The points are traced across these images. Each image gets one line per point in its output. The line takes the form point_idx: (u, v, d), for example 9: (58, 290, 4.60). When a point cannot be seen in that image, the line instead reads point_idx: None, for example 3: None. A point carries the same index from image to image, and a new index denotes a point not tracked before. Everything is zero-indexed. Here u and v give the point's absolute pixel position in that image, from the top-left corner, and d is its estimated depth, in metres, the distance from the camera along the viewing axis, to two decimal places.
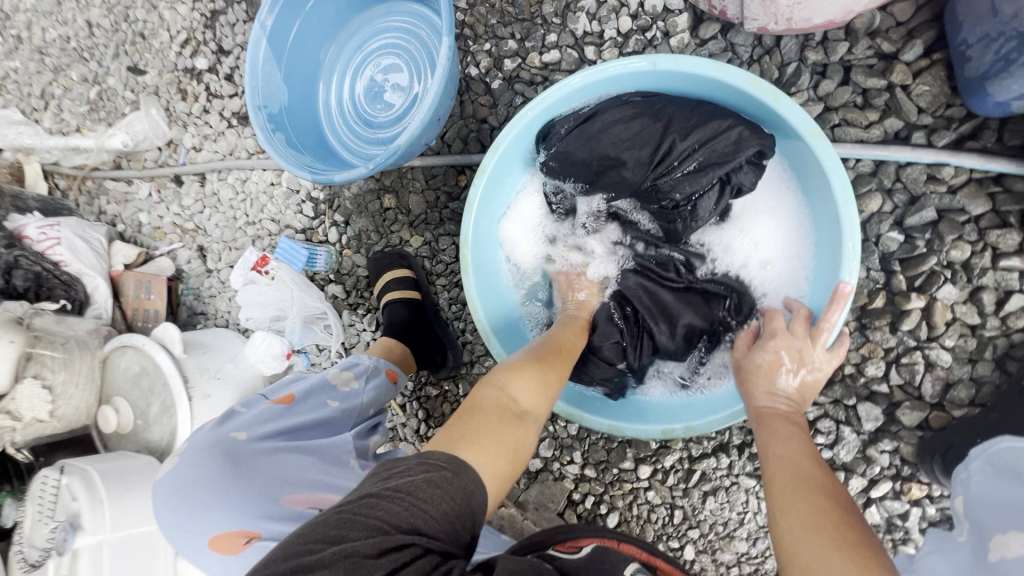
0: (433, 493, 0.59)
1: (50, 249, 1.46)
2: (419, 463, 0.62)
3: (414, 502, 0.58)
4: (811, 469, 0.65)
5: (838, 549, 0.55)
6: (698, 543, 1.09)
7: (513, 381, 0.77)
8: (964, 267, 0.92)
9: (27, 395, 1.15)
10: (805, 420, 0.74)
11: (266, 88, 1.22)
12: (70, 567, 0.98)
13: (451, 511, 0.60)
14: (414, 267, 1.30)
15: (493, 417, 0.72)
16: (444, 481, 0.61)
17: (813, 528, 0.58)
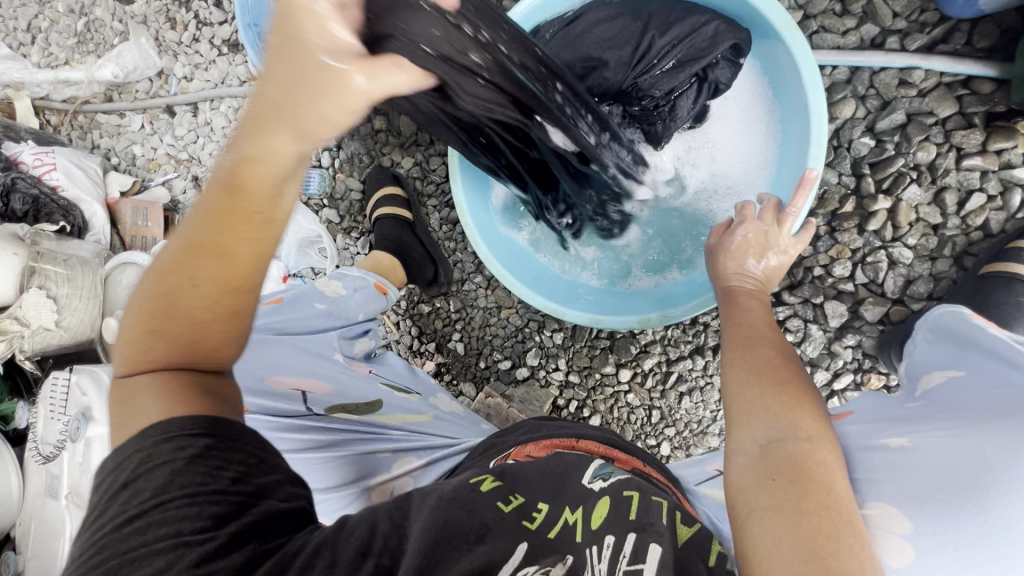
0: (213, 472, 0.47)
1: (47, 174, 1.49)
2: (167, 447, 0.47)
3: (184, 498, 0.45)
4: (766, 332, 0.69)
5: (780, 390, 0.60)
6: (674, 440, 1.16)
7: (182, 340, 0.53)
8: (930, 168, 0.96)
9: (33, 304, 1.20)
10: (769, 297, 0.79)
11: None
12: (84, 454, 1.04)
13: (240, 469, 0.48)
14: (405, 187, 1.35)
15: (195, 386, 0.52)
16: (219, 450, 0.48)
17: (758, 375, 0.62)
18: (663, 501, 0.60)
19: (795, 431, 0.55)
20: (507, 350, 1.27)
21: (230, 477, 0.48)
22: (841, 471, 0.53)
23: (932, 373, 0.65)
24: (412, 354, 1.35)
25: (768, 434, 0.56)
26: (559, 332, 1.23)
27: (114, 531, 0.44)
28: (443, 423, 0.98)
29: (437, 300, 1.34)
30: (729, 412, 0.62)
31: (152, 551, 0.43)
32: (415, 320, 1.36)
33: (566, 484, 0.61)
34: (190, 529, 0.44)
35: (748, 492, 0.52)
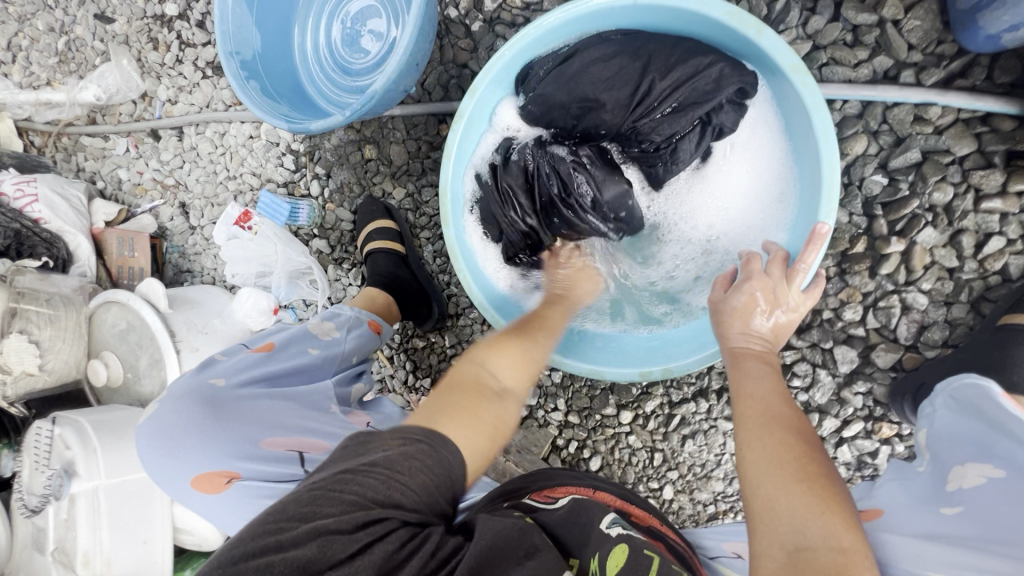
0: (411, 469, 0.55)
1: (28, 206, 1.44)
2: (396, 438, 0.58)
3: (389, 474, 0.54)
4: (783, 408, 0.67)
5: (806, 489, 0.57)
6: (677, 483, 1.13)
7: (492, 358, 0.77)
8: (946, 209, 0.91)
9: (15, 349, 1.16)
10: (776, 359, 0.76)
11: (237, 34, 1.17)
12: (69, 510, 1.01)
13: (428, 478, 0.56)
14: (397, 220, 1.30)
15: (471, 390, 0.70)
16: (422, 456, 0.57)
17: (780, 464, 0.60)
18: (681, 568, 0.66)
19: (827, 538, 0.53)
20: None
21: (421, 480, 0.56)
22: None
23: (965, 468, 0.67)
24: (407, 390, 1.32)
25: (795, 539, 0.54)
26: (557, 370, 1.19)
27: (331, 474, 0.54)
28: None
29: (431, 335, 1.30)
30: (751, 505, 0.61)
31: (340, 500, 0.52)
32: (409, 355, 1.32)
33: (589, 532, 0.68)
34: (375, 497, 0.53)
35: None
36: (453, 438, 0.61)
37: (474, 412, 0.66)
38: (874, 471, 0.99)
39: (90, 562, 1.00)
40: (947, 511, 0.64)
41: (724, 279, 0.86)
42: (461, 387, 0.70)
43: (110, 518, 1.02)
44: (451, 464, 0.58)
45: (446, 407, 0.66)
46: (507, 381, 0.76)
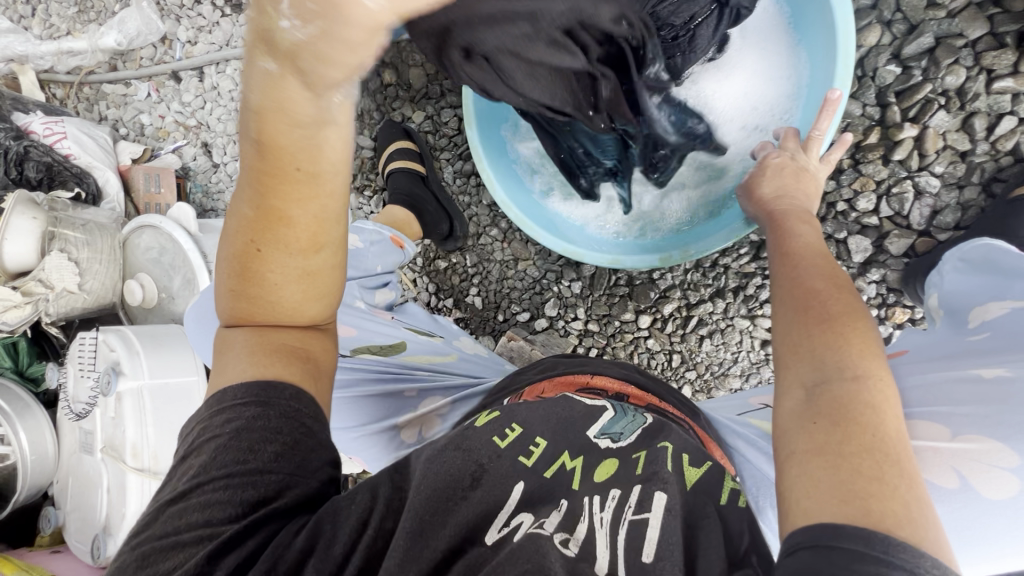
0: (254, 447, 0.51)
1: (58, 143, 1.49)
2: (219, 421, 0.53)
3: (227, 481, 0.50)
4: (813, 269, 0.67)
5: (827, 331, 0.58)
6: (695, 383, 1.17)
7: (266, 297, 0.56)
8: (958, 93, 0.93)
9: (56, 267, 1.20)
10: (817, 218, 0.77)
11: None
12: (116, 408, 1.07)
13: (279, 447, 0.52)
14: (418, 141, 1.34)
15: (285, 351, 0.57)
16: (263, 421, 0.52)
17: (805, 314, 0.62)
18: (668, 446, 0.59)
19: (842, 370, 0.55)
20: (525, 303, 1.28)
21: (269, 453, 0.52)
22: (893, 407, 0.53)
23: (987, 306, 0.71)
24: (430, 309, 1.37)
25: (814, 378, 0.56)
26: (577, 281, 1.23)
27: (163, 514, 0.49)
28: (467, 362, 1.01)
29: (453, 255, 1.34)
30: (776, 353, 0.62)
31: (179, 544, 0.47)
32: (431, 277, 1.37)
33: (574, 415, 0.64)
34: (220, 514, 0.48)
35: (788, 435, 0.53)
36: (279, 379, 0.55)
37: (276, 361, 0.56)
38: None
39: (139, 455, 1.05)
40: (975, 338, 0.69)
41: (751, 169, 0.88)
42: (246, 346, 0.57)
43: (155, 416, 1.07)
44: (296, 411, 0.54)
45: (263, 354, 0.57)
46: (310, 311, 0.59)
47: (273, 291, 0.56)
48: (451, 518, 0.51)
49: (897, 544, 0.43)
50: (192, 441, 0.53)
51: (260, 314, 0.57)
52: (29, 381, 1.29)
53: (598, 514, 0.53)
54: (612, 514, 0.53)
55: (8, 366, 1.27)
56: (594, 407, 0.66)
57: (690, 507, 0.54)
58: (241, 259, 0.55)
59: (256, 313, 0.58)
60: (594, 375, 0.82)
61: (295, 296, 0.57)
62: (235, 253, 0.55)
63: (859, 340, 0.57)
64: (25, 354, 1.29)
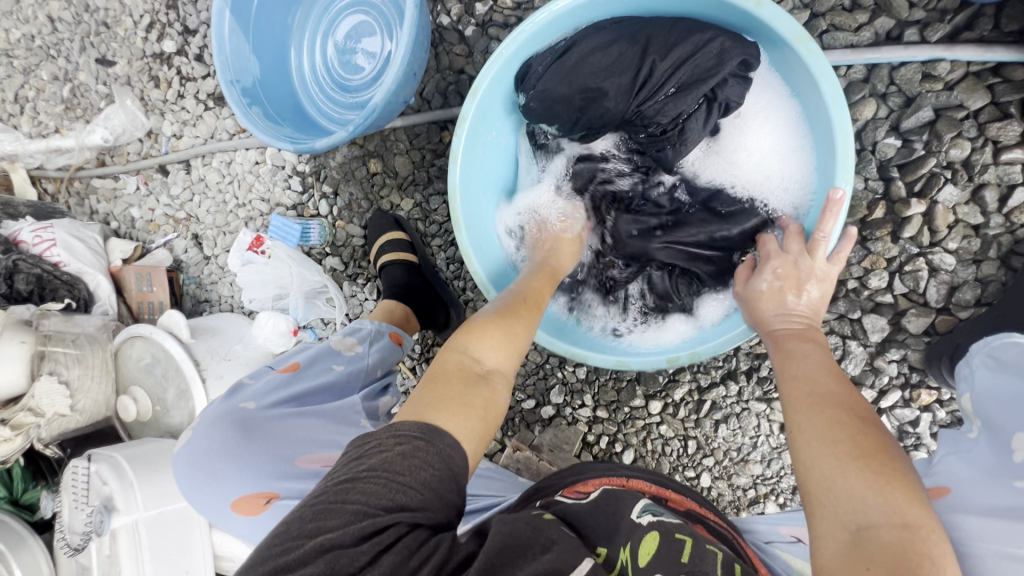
0: (411, 467, 0.55)
1: (48, 253, 1.46)
2: (391, 438, 0.57)
3: (389, 477, 0.54)
4: (835, 388, 0.63)
5: (863, 465, 0.53)
6: (714, 470, 1.10)
7: (473, 341, 0.72)
8: (964, 165, 0.89)
9: (46, 391, 1.17)
10: (821, 333, 0.73)
11: (236, 62, 1.19)
12: (111, 545, 1.02)
13: (435, 475, 0.56)
14: (408, 230, 1.31)
15: (458, 377, 0.67)
16: (421, 452, 0.56)
17: (834, 442, 0.57)
18: (716, 551, 0.63)
19: (889, 514, 0.50)
20: (529, 389, 1.22)
21: (425, 480, 0.55)
22: (949, 563, 0.48)
23: None
24: None
25: (856, 518, 0.51)
26: (582, 366, 1.18)
27: (332, 486, 0.54)
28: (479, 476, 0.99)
29: None
30: (805, 487, 0.57)
31: (344, 511, 0.52)
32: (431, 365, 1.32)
33: (619, 525, 0.66)
34: (381, 501, 0.53)
35: None
36: (445, 425, 0.59)
37: (460, 399, 0.64)
38: (917, 441, 0.96)
39: None
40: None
41: (745, 268, 0.85)
42: (444, 377, 0.67)
43: (151, 549, 1.03)
44: (451, 460, 0.57)
45: (437, 397, 0.63)
46: (493, 363, 0.72)
47: (487, 340, 0.73)
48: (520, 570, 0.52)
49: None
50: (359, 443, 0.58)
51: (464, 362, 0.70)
52: (23, 508, 1.25)
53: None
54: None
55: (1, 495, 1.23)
56: (630, 493, 0.74)
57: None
58: (507, 305, 0.81)
59: (473, 355, 0.71)
60: (628, 477, 0.80)
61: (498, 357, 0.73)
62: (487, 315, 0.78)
63: (900, 478, 0.53)
64: (19, 479, 1.25)
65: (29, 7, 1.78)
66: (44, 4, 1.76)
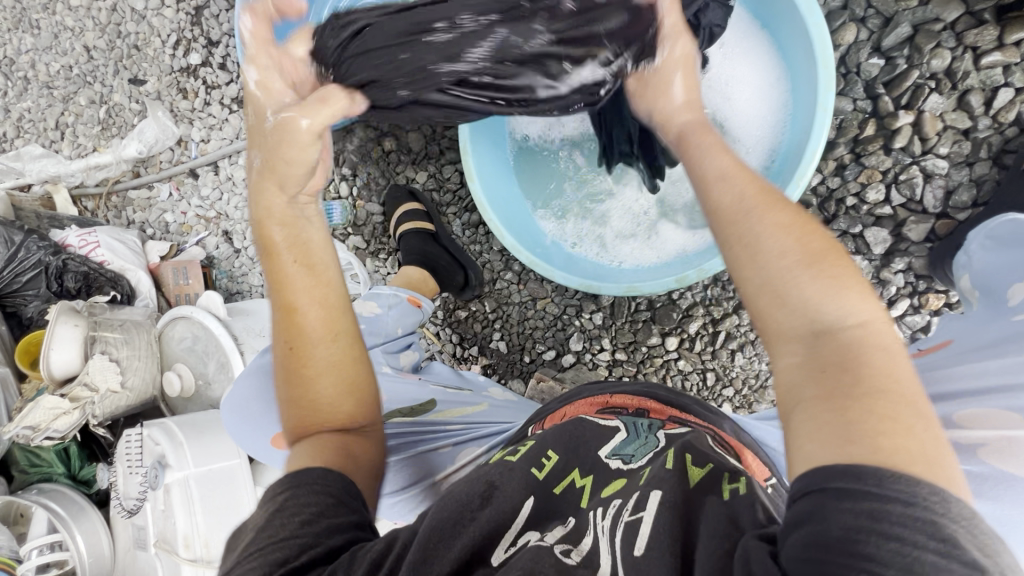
0: (290, 511, 0.54)
1: (92, 252, 1.58)
2: (260, 502, 0.57)
3: (258, 543, 0.52)
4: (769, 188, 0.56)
5: (816, 272, 0.49)
6: (734, 400, 1.14)
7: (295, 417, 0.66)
8: (947, 74, 0.94)
9: (99, 368, 1.25)
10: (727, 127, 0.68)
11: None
12: (165, 500, 1.08)
13: (313, 510, 0.55)
14: (424, 201, 1.38)
15: (305, 446, 0.63)
16: (302, 487, 0.56)
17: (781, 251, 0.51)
18: (671, 446, 0.62)
19: (845, 314, 0.47)
20: (550, 340, 1.27)
21: (302, 519, 0.54)
22: (894, 347, 0.46)
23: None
24: (458, 360, 1.36)
25: (812, 325, 0.48)
26: (598, 312, 1.23)
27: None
28: (498, 409, 1.02)
29: (473, 304, 1.34)
30: (749, 296, 0.53)
31: None
32: (454, 328, 1.37)
33: (583, 453, 0.67)
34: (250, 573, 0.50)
35: (793, 383, 0.47)
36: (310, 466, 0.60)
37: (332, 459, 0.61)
38: None
39: (191, 545, 1.06)
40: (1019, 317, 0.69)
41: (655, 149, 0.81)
42: (299, 454, 0.62)
43: (202, 503, 1.08)
44: (329, 487, 0.57)
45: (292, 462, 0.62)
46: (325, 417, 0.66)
47: (324, 391, 0.65)
48: (457, 539, 0.53)
49: (895, 476, 0.39)
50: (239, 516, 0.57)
51: (313, 420, 0.65)
52: (81, 484, 1.33)
53: (600, 522, 0.56)
54: (610, 521, 0.55)
55: (61, 472, 1.31)
56: (605, 429, 0.71)
57: (690, 501, 0.55)
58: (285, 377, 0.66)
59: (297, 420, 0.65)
60: (613, 395, 0.84)
61: (337, 397, 0.66)
62: (284, 348, 0.66)
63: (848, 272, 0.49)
64: (75, 458, 1.33)
65: (67, 40, 1.95)
66: (80, 35, 1.92)
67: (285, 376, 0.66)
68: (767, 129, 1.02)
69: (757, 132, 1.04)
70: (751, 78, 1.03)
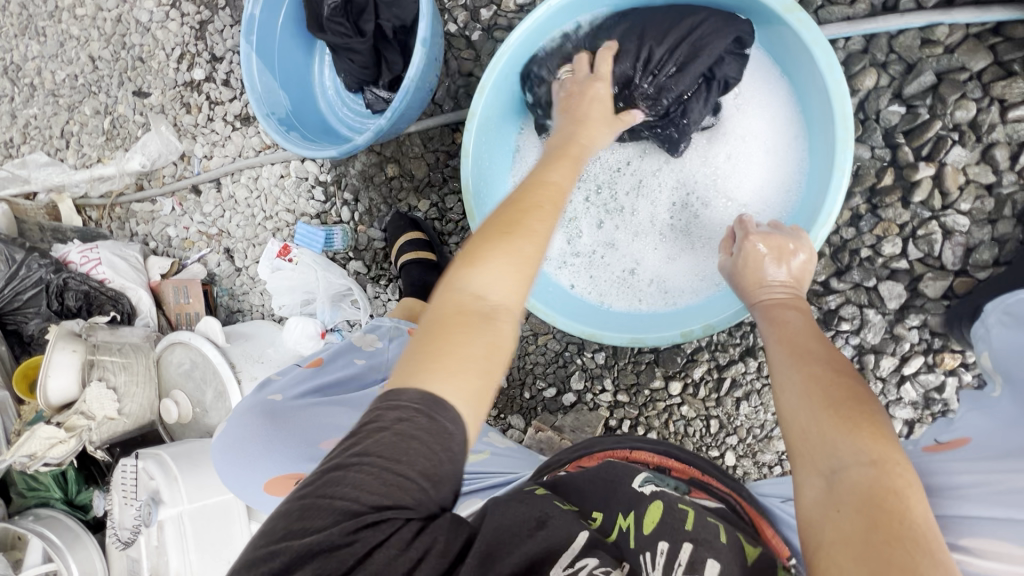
0: (405, 448, 0.51)
1: (93, 269, 1.57)
2: (391, 409, 0.53)
3: (384, 467, 0.51)
4: (810, 339, 0.71)
5: (832, 413, 0.61)
6: (738, 449, 1.11)
7: (477, 275, 0.62)
8: (972, 126, 0.89)
9: (96, 396, 1.25)
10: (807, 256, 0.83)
11: (268, 95, 1.28)
12: (158, 536, 1.08)
13: (431, 462, 0.52)
14: (426, 230, 1.37)
15: (455, 320, 0.59)
16: (418, 427, 0.52)
17: (814, 395, 0.64)
18: (719, 521, 0.63)
19: (857, 456, 0.56)
20: (550, 377, 1.25)
21: (422, 466, 0.52)
22: (915, 488, 0.54)
23: None
24: None
25: (829, 465, 0.57)
26: (601, 352, 1.20)
27: (315, 478, 0.52)
28: (501, 458, 0.98)
29: None
30: (791, 440, 0.63)
31: (331, 511, 0.50)
32: None
33: (628, 494, 0.67)
34: (368, 500, 0.50)
35: (816, 524, 0.55)
36: (446, 393, 0.55)
37: (459, 354, 0.57)
38: (944, 406, 0.95)
39: None
40: None
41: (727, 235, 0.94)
42: (445, 322, 0.60)
43: (196, 540, 1.08)
44: (453, 433, 0.53)
45: (444, 352, 0.57)
46: (498, 298, 0.62)
47: (494, 271, 0.62)
48: (518, 547, 0.55)
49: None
50: (362, 416, 0.55)
51: (471, 288, 0.62)
52: (78, 508, 1.33)
53: (652, 573, 0.57)
54: (663, 572, 0.57)
55: (58, 496, 1.31)
56: (632, 466, 0.73)
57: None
58: (503, 216, 0.67)
59: (475, 291, 0.62)
60: (633, 448, 0.82)
61: (508, 282, 0.63)
62: (501, 215, 0.68)
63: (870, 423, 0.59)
64: (73, 482, 1.33)
65: (72, 49, 1.93)
66: (86, 45, 1.90)
67: (494, 232, 0.65)
68: (784, 172, 1.01)
69: (773, 179, 1.03)
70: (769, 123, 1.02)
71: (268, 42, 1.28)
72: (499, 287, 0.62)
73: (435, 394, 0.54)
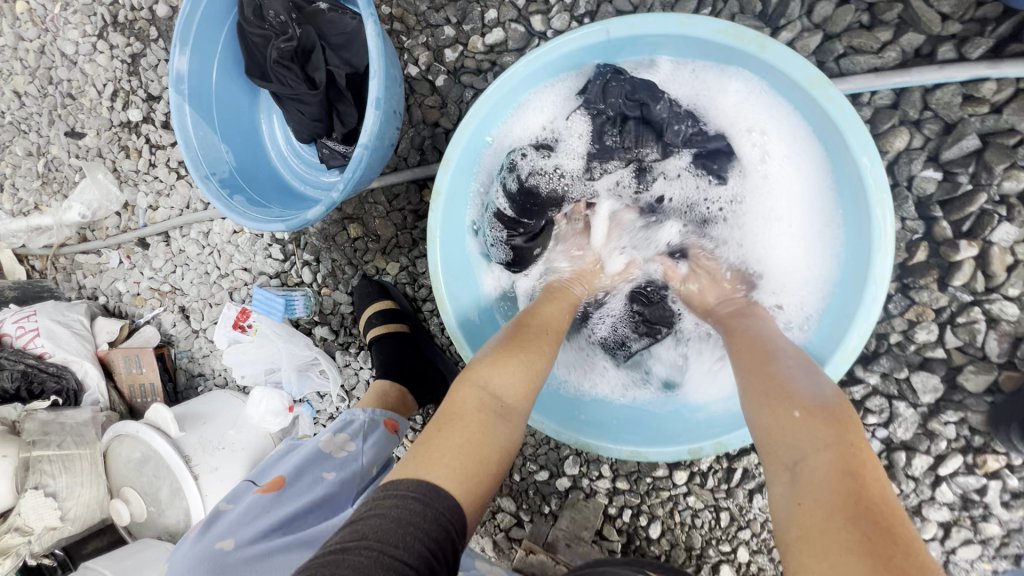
0: (406, 538, 0.60)
1: (31, 342, 1.41)
2: (389, 497, 0.65)
3: (380, 549, 0.59)
4: (754, 349, 0.83)
5: (804, 421, 0.67)
6: (752, 543, 1.02)
7: (494, 378, 0.77)
8: (1019, 199, 0.90)
9: (33, 507, 1.13)
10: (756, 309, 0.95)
11: (207, 153, 1.12)
12: None
13: (427, 543, 0.61)
14: (396, 298, 1.24)
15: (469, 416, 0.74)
16: (420, 517, 0.63)
17: (769, 396, 0.73)
18: None
19: (821, 457, 0.63)
20: (542, 459, 1.12)
21: (417, 548, 0.60)
22: (884, 488, 0.60)
23: None
24: None
25: (793, 460, 0.66)
26: None
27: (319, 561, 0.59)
28: None
29: None
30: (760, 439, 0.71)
31: None
32: None
33: None
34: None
35: (800, 512, 0.60)
36: (444, 483, 0.67)
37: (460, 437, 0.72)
38: (986, 510, 0.96)
39: None
40: None
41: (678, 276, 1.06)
42: (452, 410, 0.75)
43: None
44: (447, 521, 0.64)
45: (443, 438, 0.72)
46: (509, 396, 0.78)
47: (509, 375, 0.78)
48: None
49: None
50: (361, 512, 0.64)
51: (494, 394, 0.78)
52: None
53: None
54: None
55: None
56: None
57: None
58: (522, 334, 0.86)
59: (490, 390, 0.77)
60: None
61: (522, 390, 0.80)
62: (517, 335, 0.85)
63: (827, 427, 0.66)
64: None
65: None
66: (10, 79, 1.69)
67: (512, 345, 0.83)
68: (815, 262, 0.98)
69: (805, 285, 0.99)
70: (792, 185, 1.00)
71: (203, 92, 1.11)
72: (505, 390, 0.78)
73: (449, 487, 0.67)
